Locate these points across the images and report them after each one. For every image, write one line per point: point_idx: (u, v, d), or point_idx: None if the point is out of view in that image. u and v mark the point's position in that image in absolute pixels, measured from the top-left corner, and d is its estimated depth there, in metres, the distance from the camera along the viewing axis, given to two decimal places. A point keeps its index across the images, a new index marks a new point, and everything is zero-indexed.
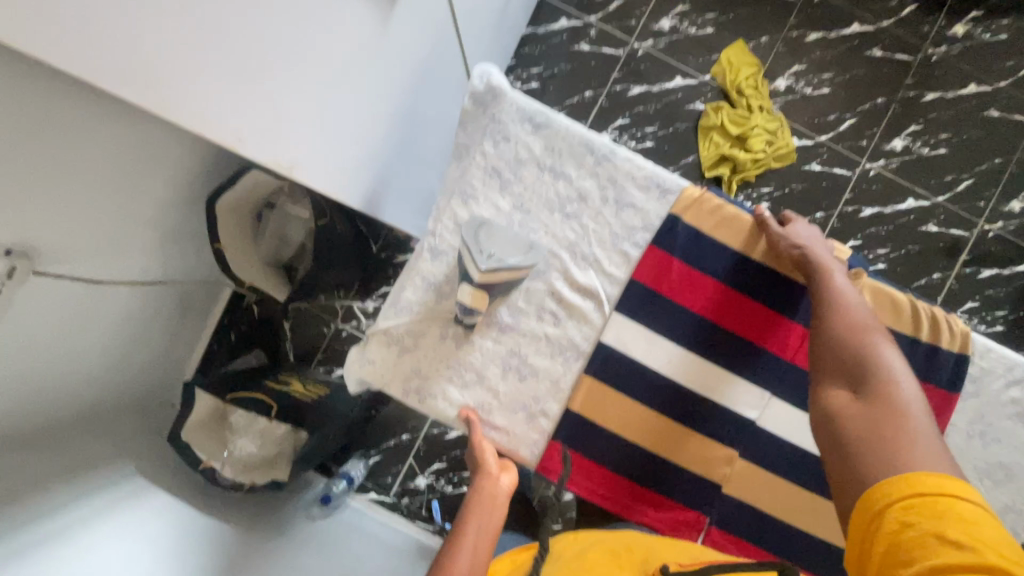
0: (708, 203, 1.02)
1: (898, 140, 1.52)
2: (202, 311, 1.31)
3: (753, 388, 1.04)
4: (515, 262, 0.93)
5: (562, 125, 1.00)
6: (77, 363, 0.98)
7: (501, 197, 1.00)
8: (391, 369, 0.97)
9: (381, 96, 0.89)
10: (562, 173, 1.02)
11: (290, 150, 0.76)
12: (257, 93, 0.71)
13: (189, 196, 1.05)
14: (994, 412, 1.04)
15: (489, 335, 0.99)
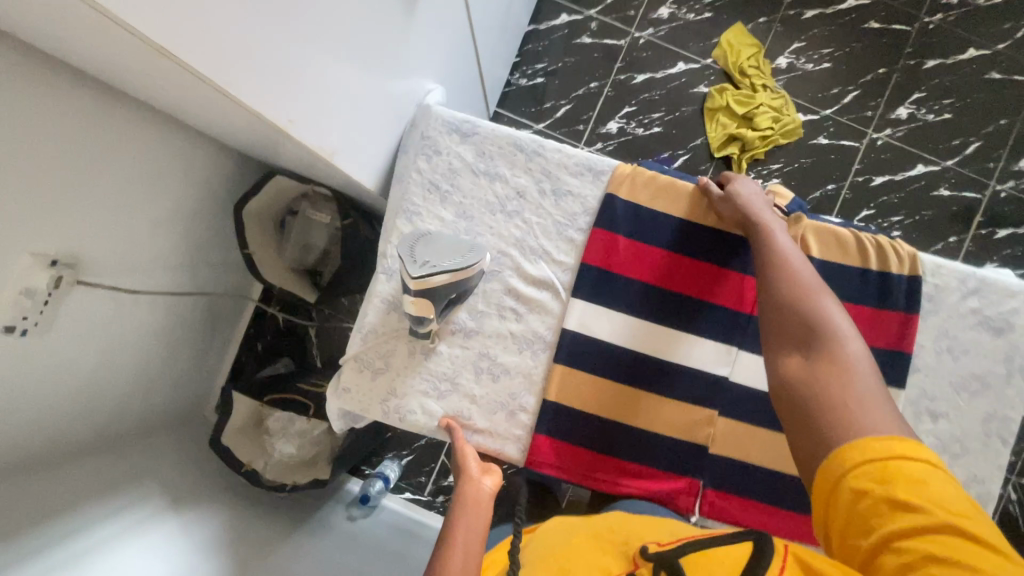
0: (644, 177, 0.78)
1: (903, 108, 1.55)
2: (236, 311, 1.45)
3: (713, 343, 0.76)
4: (440, 277, 0.66)
5: (487, 127, 0.79)
6: (134, 354, 1.11)
7: (442, 213, 0.78)
8: (369, 392, 0.78)
9: (409, 82, 0.91)
10: (493, 172, 0.79)
11: (329, 137, 0.76)
12: (301, 79, 0.68)
13: (205, 202, 1.14)
14: (954, 326, 0.76)
15: (455, 342, 0.78)
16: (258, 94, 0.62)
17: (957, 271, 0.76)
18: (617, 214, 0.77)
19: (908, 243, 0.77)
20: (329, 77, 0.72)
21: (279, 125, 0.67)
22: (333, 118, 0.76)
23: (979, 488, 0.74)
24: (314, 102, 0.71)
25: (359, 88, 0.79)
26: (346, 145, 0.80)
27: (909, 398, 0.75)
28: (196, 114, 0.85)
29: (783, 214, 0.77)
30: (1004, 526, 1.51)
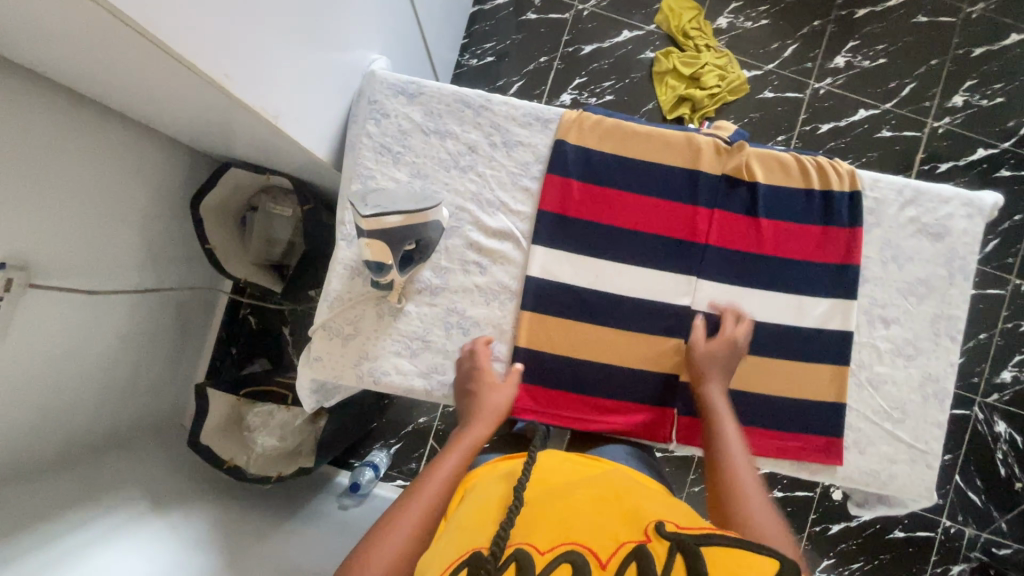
0: (590, 121, 0.80)
1: (841, 57, 1.61)
2: (206, 313, 1.43)
3: (672, 274, 0.79)
4: (393, 219, 0.67)
5: (434, 84, 0.81)
6: (101, 360, 1.08)
7: (397, 175, 0.79)
8: (342, 359, 0.78)
9: (358, 52, 0.90)
10: (444, 130, 0.80)
11: (274, 100, 0.73)
12: (242, 35, 0.65)
13: (160, 202, 1.12)
14: (895, 236, 0.80)
15: (422, 301, 0.78)
16: (190, 40, 0.59)
17: (893, 184, 0.80)
18: (568, 158, 0.79)
19: (846, 162, 0.80)
20: (268, 32, 0.69)
21: (215, 78, 0.63)
22: (275, 77, 0.72)
23: (933, 386, 0.78)
24: (253, 56, 0.68)
25: (301, 49, 0.76)
26: (291, 108, 0.77)
27: (862, 308, 0.79)
28: (138, 101, 0.84)
29: (725, 145, 0.80)
30: (974, 444, 1.58)
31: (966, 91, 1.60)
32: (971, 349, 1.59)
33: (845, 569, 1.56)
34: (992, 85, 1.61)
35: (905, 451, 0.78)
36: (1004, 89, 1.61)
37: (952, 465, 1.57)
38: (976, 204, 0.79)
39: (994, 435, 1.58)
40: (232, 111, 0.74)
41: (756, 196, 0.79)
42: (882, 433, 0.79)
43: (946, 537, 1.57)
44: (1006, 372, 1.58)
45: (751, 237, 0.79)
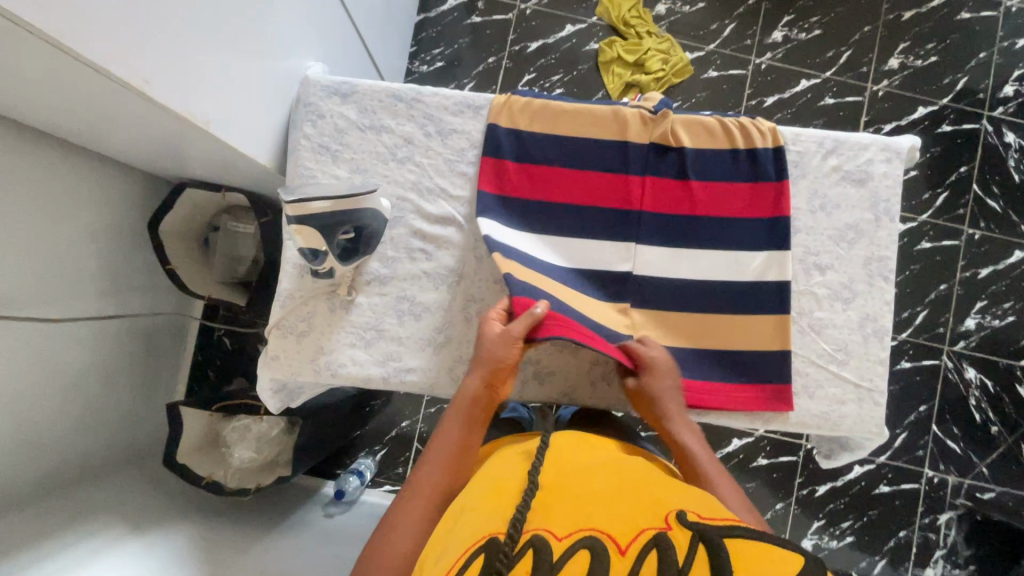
0: (517, 103, 0.83)
1: (778, 32, 1.66)
2: (179, 336, 1.44)
3: (609, 242, 0.81)
4: (322, 204, 0.70)
5: (366, 82, 0.83)
6: (73, 390, 1.09)
7: (336, 172, 0.81)
8: (297, 356, 0.79)
9: (292, 57, 0.90)
10: (379, 126, 0.83)
11: (204, 104, 0.73)
12: (160, 41, 0.65)
13: (118, 228, 1.14)
14: (821, 184, 0.83)
15: (372, 292, 0.80)
16: (99, 40, 0.58)
17: (814, 136, 0.83)
18: (501, 141, 0.82)
19: (768, 119, 0.83)
20: (190, 34, 0.68)
21: (131, 81, 0.62)
22: (200, 80, 0.72)
23: (871, 325, 0.81)
24: (173, 60, 0.67)
25: (228, 53, 0.75)
26: (222, 113, 0.77)
27: (796, 256, 0.82)
28: (80, 128, 0.85)
29: (650, 114, 0.83)
30: (946, 393, 1.61)
31: (901, 54, 1.66)
32: (934, 301, 1.63)
33: (836, 529, 1.58)
34: (925, 45, 1.67)
35: (852, 390, 0.81)
36: (937, 48, 1.67)
37: (927, 417, 1.60)
38: (892, 148, 0.83)
39: (965, 382, 1.62)
40: (159, 119, 0.73)
41: (684, 159, 0.82)
42: (829, 375, 0.81)
43: (930, 488, 1.59)
44: (969, 320, 1.62)
45: (682, 201, 0.82)
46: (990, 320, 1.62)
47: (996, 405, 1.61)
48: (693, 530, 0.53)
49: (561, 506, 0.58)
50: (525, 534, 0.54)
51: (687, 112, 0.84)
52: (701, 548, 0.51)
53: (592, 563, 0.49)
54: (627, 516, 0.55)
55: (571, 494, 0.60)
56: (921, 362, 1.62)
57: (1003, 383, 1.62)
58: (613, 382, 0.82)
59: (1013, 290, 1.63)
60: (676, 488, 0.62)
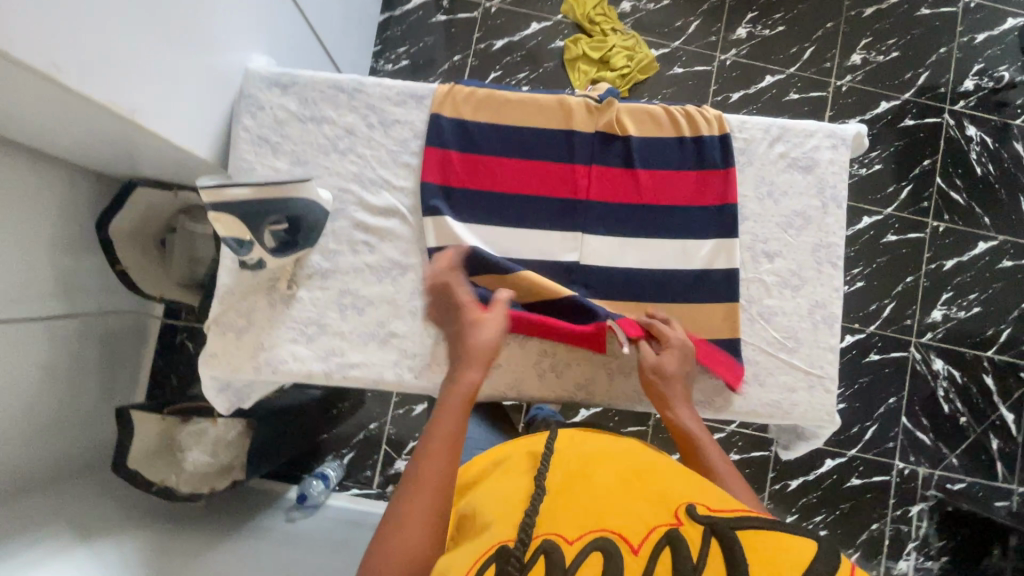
0: (461, 93, 0.82)
1: (742, 28, 1.67)
2: (137, 341, 1.41)
3: (554, 232, 0.81)
4: (239, 191, 0.67)
5: (307, 74, 0.82)
6: (23, 397, 1.05)
7: (277, 164, 0.80)
8: (236, 352, 0.77)
9: (232, 48, 0.87)
10: (321, 117, 0.81)
11: (128, 92, 0.68)
12: (76, 25, 0.59)
13: (68, 228, 1.11)
14: (769, 171, 0.83)
15: (314, 285, 0.78)
16: (18, 29, 0.53)
17: (760, 123, 0.83)
18: (445, 132, 0.81)
19: (713, 107, 0.83)
20: (119, 24, 0.65)
21: (41, 68, 0.57)
22: (131, 73, 0.68)
23: (820, 312, 0.81)
24: (100, 50, 0.63)
25: (163, 44, 0.72)
26: (151, 103, 0.72)
27: (744, 244, 0.82)
28: (14, 127, 0.82)
29: (595, 103, 0.83)
30: (915, 385, 1.62)
31: (863, 50, 1.68)
32: (900, 293, 1.64)
33: (809, 523, 1.57)
34: (886, 41, 1.69)
35: (803, 378, 0.80)
36: (898, 44, 1.69)
37: (897, 408, 1.60)
38: (837, 135, 0.83)
39: (933, 373, 1.62)
40: (86, 114, 0.69)
41: (630, 148, 0.81)
42: (780, 363, 0.81)
43: (902, 479, 1.59)
44: (936, 312, 1.64)
45: (629, 190, 0.81)
46: (956, 312, 1.64)
47: (963, 395, 1.62)
48: (705, 524, 0.51)
49: (572, 507, 0.56)
50: (535, 541, 0.52)
51: (632, 101, 0.84)
52: (713, 542, 0.49)
53: (603, 566, 0.47)
54: (638, 515, 0.54)
55: (580, 491, 0.57)
56: (889, 354, 1.62)
57: (970, 373, 1.63)
58: (562, 374, 0.80)
59: (977, 281, 1.65)
60: (688, 480, 0.60)
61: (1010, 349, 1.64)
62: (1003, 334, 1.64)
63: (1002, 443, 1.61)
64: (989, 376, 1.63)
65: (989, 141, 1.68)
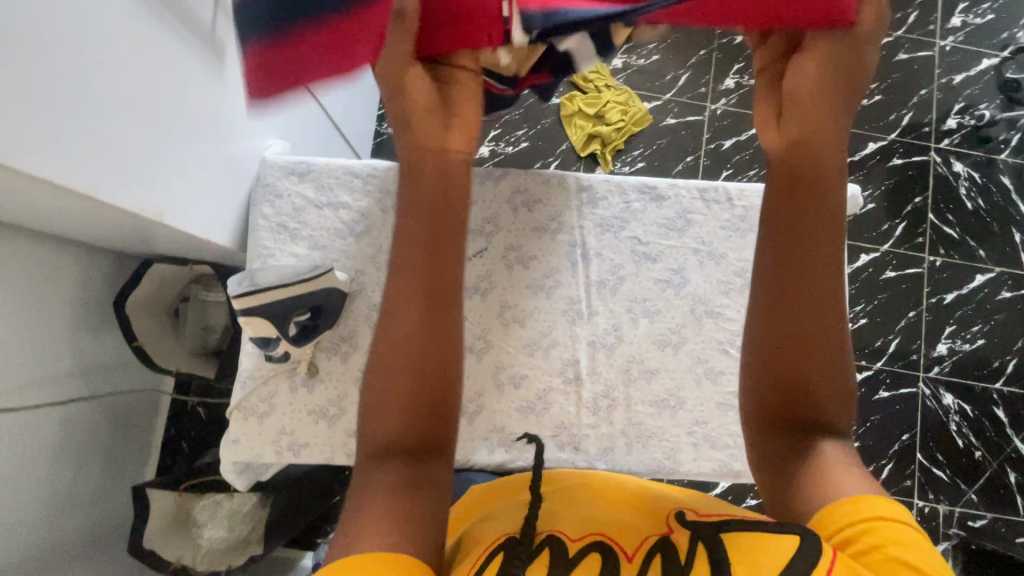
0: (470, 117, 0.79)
1: (730, 79, 1.74)
2: (149, 412, 1.41)
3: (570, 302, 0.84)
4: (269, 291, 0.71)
5: (322, 162, 0.86)
6: (39, 481, 1.05)
7: (297, 249, 0.84)
8: (259, 437, 0.78)
9: (250, 138, 0.91)
10: (338, 201, 0.85)
11: (158, 196, 0.72)
12: (107, 141, 0.63)
13: (87, 309, 1.13)
14: None
15: (334, 367, 0.80)
16: (53, 155, 0.57)
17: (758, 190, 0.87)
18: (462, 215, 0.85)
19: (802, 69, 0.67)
20: (138, 127, 0.67)
21: (78, 188, 0.60)
22: (152, 171, 0.70)
23: None
24: (124, 158, 0.66)
25: (180, 140, 0.75)
26: (177, 203, 0.75)
27: None
28: (43, 222, 0.86)
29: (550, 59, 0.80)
30: (927, 420, 1.62)
31: None
32: (904, 328, 1.66)
33: None
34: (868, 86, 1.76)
35: None
36: (880, 87, 1.76)
37: (911, 445, 1.60)
38: None
39: (944, 408, 1.63)
40: (108, 213, 0.71)
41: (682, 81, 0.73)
42: None
43: (923, 518, 1.57)
44: (941, 345, 1.65)
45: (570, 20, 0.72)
46: (961, 344, 1.65)
47: (977, 429, 1.62)
48: (693, 531, 0.52)
49: (569, 517, 0.57)
50: (539, 536, 0.53)
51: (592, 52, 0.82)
52: (700, 547, 0.49)
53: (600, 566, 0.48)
54: (633, 530, 0.54)
55: (587, 508, 0.59)
56: (898, 390, 1.63)
57: (981, 406, 1.63)
58: (581, 445, 0.81)
59: (979, 313, 1.67)
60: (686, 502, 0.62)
61: (1019, 379, 1.64)
62: (1009, 365, 1.65)
63: (1020, 475, 1.60)
64: (1000, 408, 1.63)
65: (976, 175, 1.73)
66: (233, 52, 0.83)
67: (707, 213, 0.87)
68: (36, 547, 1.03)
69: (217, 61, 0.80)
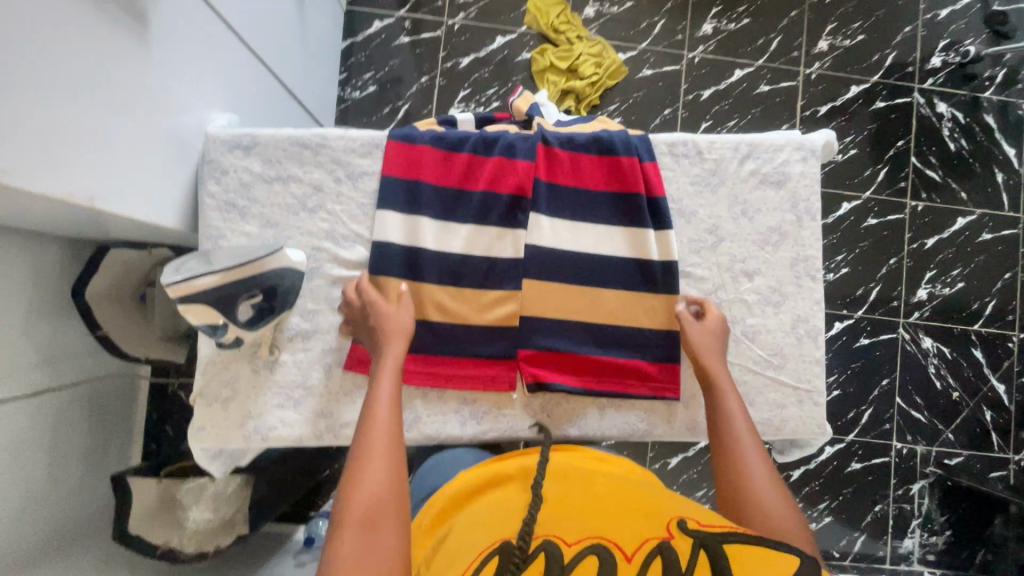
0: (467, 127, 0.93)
1: (707, 24, 1.66)
2: (126, 401, 1.39)
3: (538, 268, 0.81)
4: (205, 279, 0.67)
5: (267, 132, 0.81)
6: (20, 475, 1.04)
7: (248, 228, 0.80)
8: (223, 422, 0.77)
9: (186, 111, 0.84)
10: (288, 175, 0.81)
11: (85, 179, 0.66)
12: (20, 123, 0.57)
13: (51, 301, 1.09)
14: (740, 189, 0.83)
15: (296, 348, 0.78)
16: None
17: (729, 142, 0.83)
18: (427, 190, 0.81)
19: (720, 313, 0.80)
20: (49, 100, 0.60)
21: None
22: (70, 148, 0.63)
23: (804, 325, 0.82)
24: (42, 139, 0.59)
25: (101, 111, 0.68)
26: (109, 186, 0.69)
27: (722, 265, 0.83)
28: None
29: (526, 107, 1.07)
30: (907, 365, 1.64)
31: (829, 35, 1.68)
32: (885, 275, 1.65)
33: (814, 511, 1.59)
34: (851, 25, 1.68)
35: (791, 394, 0.81)
36: (863, 27, 1.68)
37: (890, 389, 1.62)
38: (807, 147, 0.83)
39: (923, 352, 1.64)
40: (29, 199, 0.64)
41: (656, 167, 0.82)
42: (767, 381, 0.81)
43: (901, 459, 1.62)
44: (921, 290, 1.65)
45: (574, 169, 0.83)
46: (941, 289, 1.65)
47: (955, 370, 1.65)
48: (694, 538, 0.50)
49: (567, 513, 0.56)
50: (535, 541, 0.51)
51: None
52: (701, 554, 0.48)
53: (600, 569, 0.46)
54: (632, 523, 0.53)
55: (580, 500, 0.58)
56: (879, 336, 1.64)
57: (959, 348, 1.65)
58: (553, 414, 0.81)
59: (959, 257, 1.66)
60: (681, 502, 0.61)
61: (996, 320, 1.66)
62: (988, 306, 1.66)
63: (995, 414, 1.64)
64: (979, 350, 1.65)
65: (959, 116, 1.69)
66: (154, 12, 0.75)
67: (677, 168, 0.84)
68: (26, 539, 1.03)
69: (136, 23, 0.72)
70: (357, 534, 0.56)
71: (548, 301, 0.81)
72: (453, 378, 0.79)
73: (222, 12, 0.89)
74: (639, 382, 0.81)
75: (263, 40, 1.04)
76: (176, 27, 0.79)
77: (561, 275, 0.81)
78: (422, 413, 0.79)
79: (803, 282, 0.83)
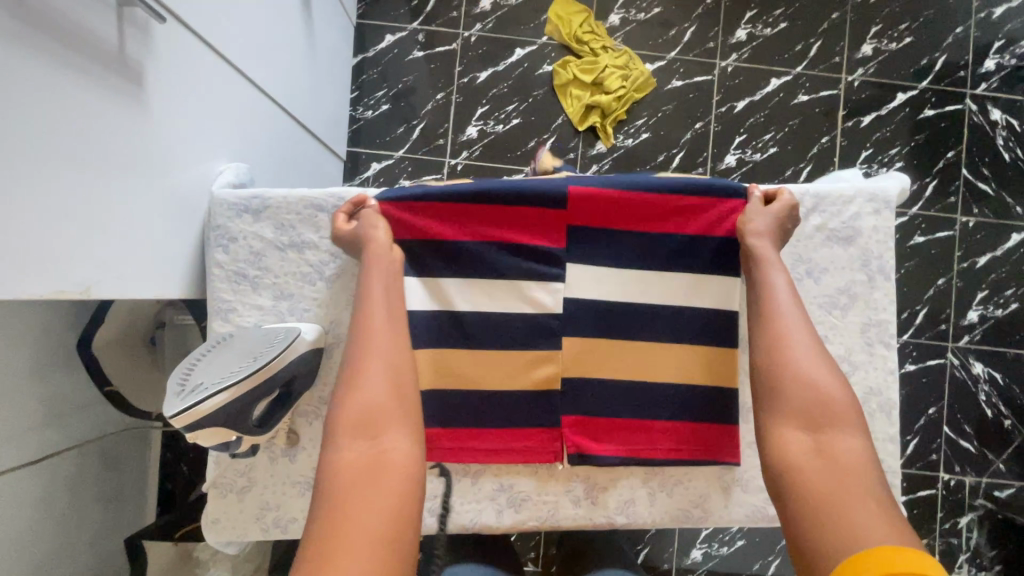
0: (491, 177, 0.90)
1: (741, 30, 1.55)
2: (141, 446, 1.33)
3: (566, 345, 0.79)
4: (216, 397, 0.62)
5: (277, 195, 0.79)
6: (33, 539, 1.01)
7: (261, 299, 0.79)
8: (239, 515, 0.75)
9: (193, 170, 0.78)
10: (302, 241, 0.80)
11: (83, 267, 0.59)
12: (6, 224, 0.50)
13: (60, 357, 1.03)
14: (806, 246, 0.81)
15: (316, 433, 0.76)
16: None
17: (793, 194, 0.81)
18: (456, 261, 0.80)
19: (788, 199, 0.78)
20: (40, 190, 0.54)
21: None
22: (67, 236, 0.57)
23: None
24: (32, 236, 0.53)
25: (101, 189, 0.61)
26: (110, 269, 0.63)
27: None
28: None
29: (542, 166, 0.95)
30: (955, 393, 1.54)
31: (873, 38, 1.56)
32: (933, 296, 1.55)
33: None
34: (897, 26, 1.56)
35: None
36: (910, 28, 1.56)
37: (937, 419, 1.53)
38: (880, 198, 0.80)
39: (973, 377, 1.55)
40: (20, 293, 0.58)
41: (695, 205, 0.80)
42: None
43: (948, 491, 1.53)
44: (972, 313, 1.55)
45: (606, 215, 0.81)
46: (993, 310, 1.55)
47: (1007, 397, 1.55)
48: None
49: None
50: None
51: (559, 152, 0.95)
52: None
53: None
54: None
55: None
56: (925, 362, 1.54)
57: (1012, 374, 1.55)
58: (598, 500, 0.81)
59: (1014, 276, 1.55)
60: None
61: None
62: None
63: None
64: None
65: (1015, 123, 1.56)
66: (155, 71, 0.68)
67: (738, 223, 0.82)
68: None
69: (135, 85, 0.65)
70: (357, 443, 0.60)
71: (586, 371, 0.80)
72: (492, 455, 0.79)
73: (231, 56, 0.82)
74: (676, 453, 0.80)
75: (273, 78, 0.97)
76: (180, 83, 0.73)
77: (597, 342, 0.81)
78: (457, 503, 0.80)
79: (845, 354, 0.80)
